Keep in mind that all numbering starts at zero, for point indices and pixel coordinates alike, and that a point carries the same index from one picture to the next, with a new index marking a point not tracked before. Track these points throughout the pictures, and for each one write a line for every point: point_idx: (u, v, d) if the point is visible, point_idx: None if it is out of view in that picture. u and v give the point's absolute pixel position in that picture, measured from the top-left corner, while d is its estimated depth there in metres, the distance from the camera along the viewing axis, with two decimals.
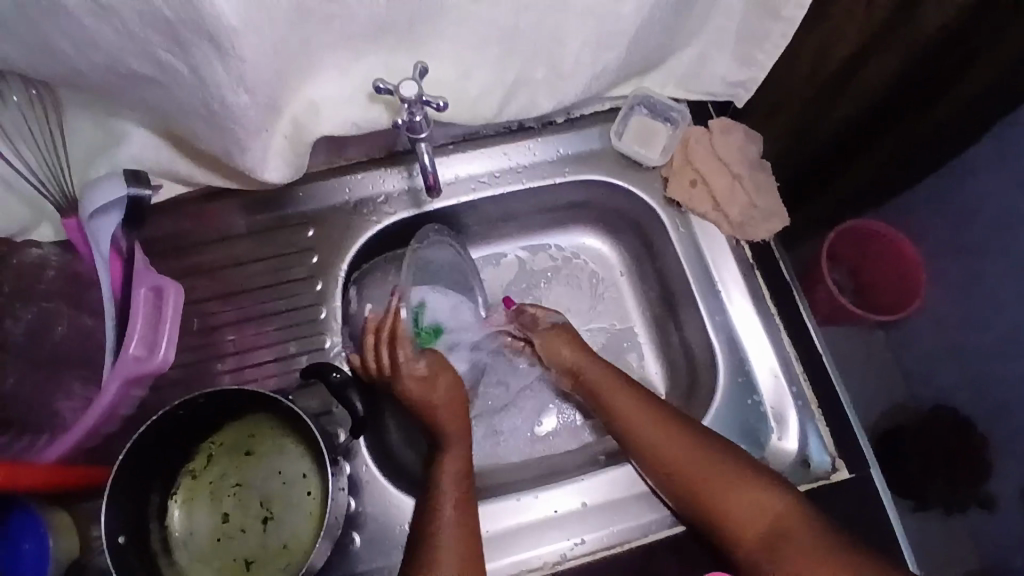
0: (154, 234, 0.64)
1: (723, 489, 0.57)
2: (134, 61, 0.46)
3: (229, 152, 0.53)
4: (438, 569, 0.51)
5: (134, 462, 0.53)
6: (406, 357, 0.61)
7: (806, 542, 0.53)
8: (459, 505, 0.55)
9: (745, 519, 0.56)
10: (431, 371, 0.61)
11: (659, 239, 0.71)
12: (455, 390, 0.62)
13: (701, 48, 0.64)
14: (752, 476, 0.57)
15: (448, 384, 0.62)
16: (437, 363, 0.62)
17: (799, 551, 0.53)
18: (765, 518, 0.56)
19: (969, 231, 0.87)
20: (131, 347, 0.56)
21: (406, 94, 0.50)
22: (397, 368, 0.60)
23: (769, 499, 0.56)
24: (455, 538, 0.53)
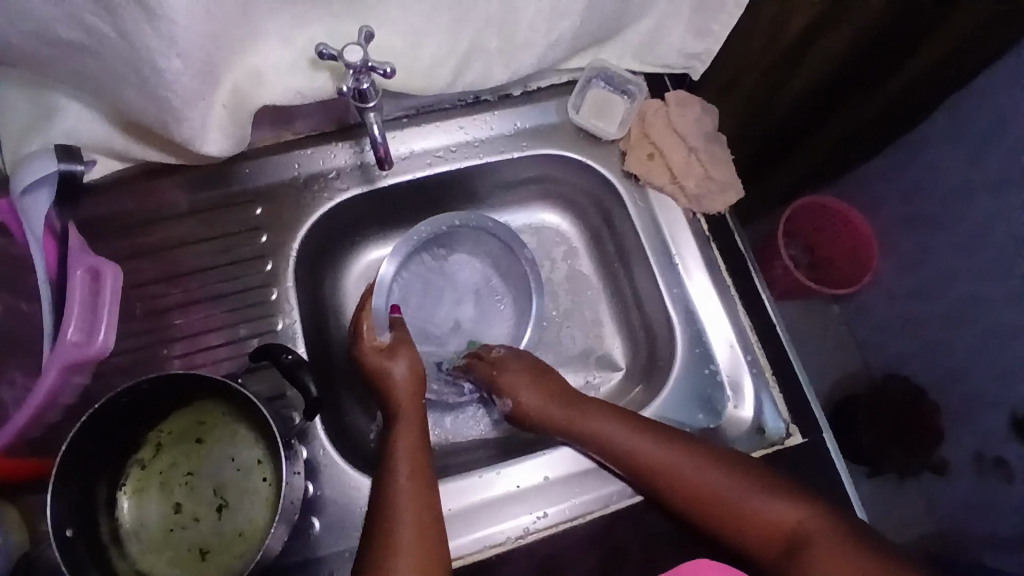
0: (91, 214, 0.61)
1: (722, 494, 0.55)
2: (59, 26, 0.43)
3: (166, 124, 0.51)
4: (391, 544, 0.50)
5: (80, 451, 0.51)
6: (370, 330, 0.63)
7: (824, 539, 0.50)
8: (415, 478, 0.54)
9: (754, 524, 0.54)
10: (393, 345, 0.61)
11: (617, 212, 0.70)
12: (418, 370, 0.61)
13: (657, 18, 0.63)
14: (752, 477, 0.56)
15: (410, 362, 0.61)
16: (402, 339, 0.62)
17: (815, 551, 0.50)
18: (772, 525, 0.53)
19: (915, 204, 0.89)
20: (69, 331, 0.53)
21: (351, 60, 0.48)
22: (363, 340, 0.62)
23: (771, 501, 0.54)
24: (411, 512, 0.52)
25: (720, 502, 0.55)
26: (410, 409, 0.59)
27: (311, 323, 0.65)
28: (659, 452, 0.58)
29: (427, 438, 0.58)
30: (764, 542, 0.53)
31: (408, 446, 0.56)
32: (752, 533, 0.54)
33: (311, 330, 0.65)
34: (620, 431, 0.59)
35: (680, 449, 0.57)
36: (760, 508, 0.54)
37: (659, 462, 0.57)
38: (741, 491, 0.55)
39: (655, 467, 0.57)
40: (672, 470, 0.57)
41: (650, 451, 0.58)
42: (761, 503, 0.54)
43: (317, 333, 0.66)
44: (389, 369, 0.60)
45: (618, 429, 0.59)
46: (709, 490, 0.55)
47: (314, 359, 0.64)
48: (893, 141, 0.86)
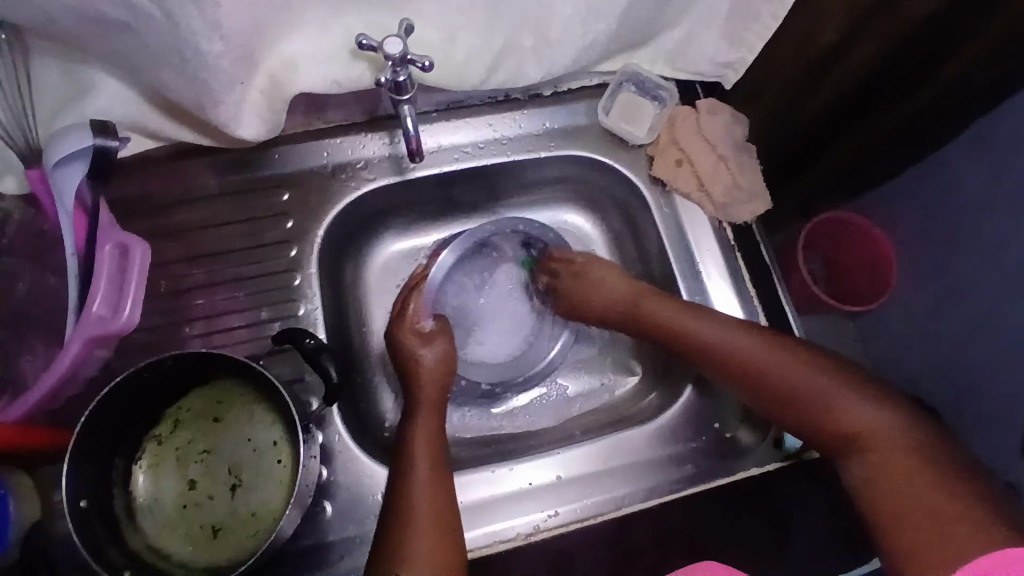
0: (122, 191, 0.62)
1: (798, 391, 0.57)
2: (105, 5, 0.44)
3: (203, 106, 0.51)
4: (409, 537, 0.50)
5: (99, 422, 0.52)
6: (415, 311, 0.63)
7: (891, 451, 0.53)
8: (433, 465, 0.55)
9: (828, 424, 0.56)
10: (432, 332, 0.63)
11: (642, 217, 0.70)
12: (449, 356, 0.62)
13: (692, 25, 0.63)
14: (835, 382, 0.57)
15: (444, 350, 0.62)
16: (441, 328, 0.63)
17: (881, 459, 0.53)
18: (842, 428, 0.55)
19: (941, 225, 0.88)
20: (95, 305, 0.54)
21: (390, 52, 0.49)
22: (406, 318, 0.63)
23: (846, 404, 0.56)
24: (427, 496, 0.53)
25: (800, 396, 0.57)
26: (432, 397, 0.60)
27: (332, 310, 0.66)
28: (738, 349, 0.60)
29: (444, 432, 0.59)
30: (829, 434, 0.56)
31: (426, 430, 0.57)
32: (821, 431, 0.57)
33: (333, 317, 0.65)
34: (697, 325, 0.61)
35: (760, 345, 0.59)
36: (839, 409, 0.56)
37: (730, 352, 0.60)
38: (812, 387, 0.57)
39: (731, 359, 0.60)
40: (750, 362, 0.59)
41: (732, 343, 0.60)
42: (842, 404, 0.56)
43: (338, 320, 0.67)
44: (420, 353, 0.61)
45: (693, 323, 0.61)
46: (784, 386, 0.58)
47: (334, 345, 0.65)
48: (919, 160, 0.85)
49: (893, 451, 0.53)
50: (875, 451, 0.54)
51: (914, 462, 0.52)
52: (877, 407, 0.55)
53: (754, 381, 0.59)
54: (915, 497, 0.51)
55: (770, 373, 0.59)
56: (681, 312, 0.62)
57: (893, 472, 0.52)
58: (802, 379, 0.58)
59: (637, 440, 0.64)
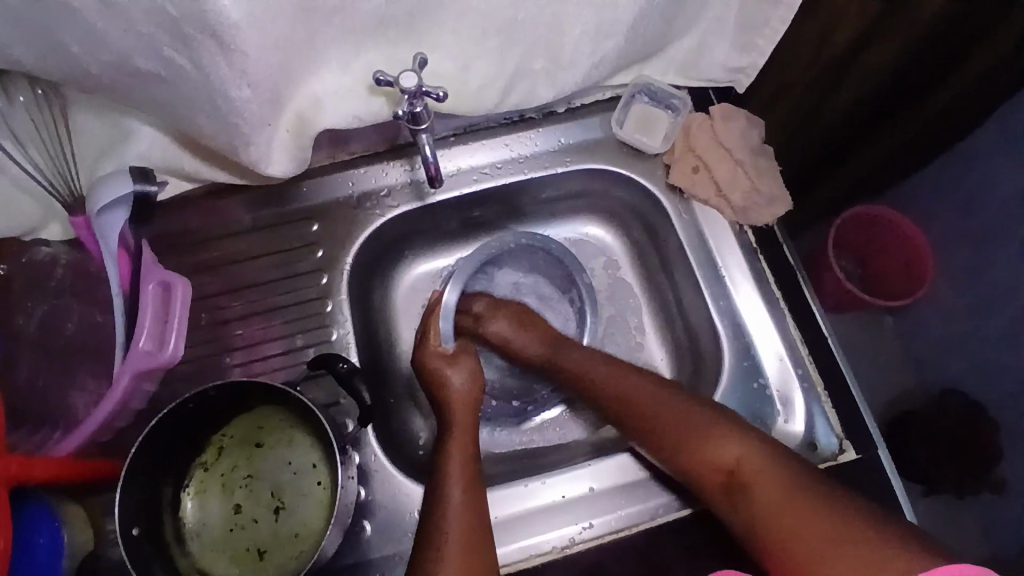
0: (161, 230, 0.65)
1: (684, 430, 0.57)
2: (141, 60, 0.47)
3: (234, 147, 0.54)
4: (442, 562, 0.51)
5: (149, 452, 0.54)
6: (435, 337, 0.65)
7: (770, 483, 0.51)
8: (467, 487, 0.55)
9: (702, 462, 0.55)
10: (455, 353, 0.64)
11: (662, 226, 0.71)
12: (476, 374, 0.63)
13: (702, 35, 0.64)
14: (720, 422, 0.56)
15: (471, 374, 0.63)
16: (463, 348, 0.65)
17: (763, 491, 0.51)
18: (720, 463, 0.54)
19: (973, 216, 0.86)
20: (141, 340, 0.56)
21: (407, 85, 0.51)
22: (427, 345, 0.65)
23: (725, 439, 0.55)
24: (459, 522, 0.53)
25: (688, 436, 0.56)
26: (464, 418, 0.61)
27: (364, 334, 0.68)
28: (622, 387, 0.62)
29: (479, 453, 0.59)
30: (714, 480, 0.55)
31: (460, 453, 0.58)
32: (703, 469, 0.55)
33: (364, 340, 0.68)
34: (599, 372, 0.63)
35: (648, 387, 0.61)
36: (718, 451, 0.55)
37: (618, 390, 0.62)
38: (693, 428, 0.57)
39: (621, 396, 0.61)
40: (626, 397, 0.61)
41: (626, 385, 0.61)
42: (722, 445, 0.55)
43: (370, 343, 0.69)
44: (447, 376, 0.62)
45: (602, 370, 0.63)
46: (673, 423, 0.58)
47: (366, 366, 0.67)
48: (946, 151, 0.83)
49: (773, 483, 0.51)
50: (752, 483, 0.52)
51: (785, 489, 0.50)
52: (757, 443, 0.54)
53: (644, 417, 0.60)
54: (787, 523, 0.48)
55: (653, 412, 0.59)
56: (572, 349, 0.66)
57: (773, 504, 0.50)
58: (685, 421, 0.57)
59: None
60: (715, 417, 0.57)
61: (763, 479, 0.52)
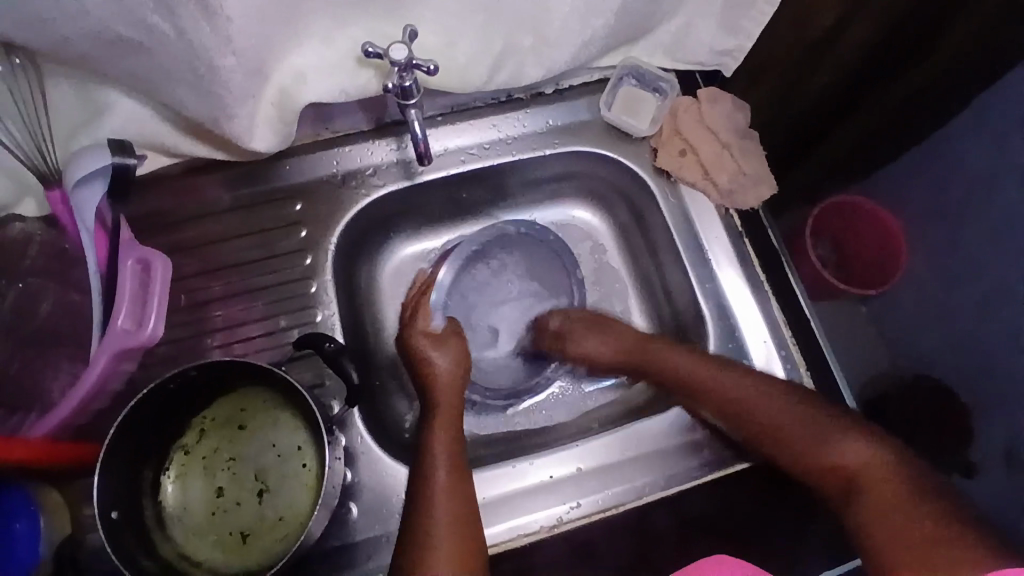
0: (139, 209, 0.63)
1: (807, 439, 0.57)
2: (119, 25, 0.45)
3: (216, 120, 0.53)
4: (433, 544, 0.51)
5: (128, 435, 0.53)
6: (424, 319, 0.65)
7: (886, 489, 0.52)
8: (453, 472, 0.55)
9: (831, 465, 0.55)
10: (443, 335, 0.64)
11: (648, 208, 0.71)
12: (460, 361, 0.63)
13: (689, 17, 0.64)
14: (831, 423, 0.57)
15: (456, 355, 0.63)
16: (452, 331, 0.65)
17: (877, 500, 0.51)
18: (839, 467, 0.55)
19: (947, 203, 0.88)
20: (119, 319, 0.55)
21: (397, 58, 0.50)
22: (415, 324, 0.65)
23: (850, 445, 0.55)
24: (449, 503, 0.53)
25: (793, 433, 0.58)
26: (449, 400, 0.61)
27: (349, 316, 0.67)
28: (744, 393, 0.60)
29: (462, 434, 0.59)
30: (830, 478, 0.55)
31: (447, 434, 0.58)
32: (820, 466, 0.56)
33: (349, 322, 0.67)
34: (709, 371, 0.62)
35: (772, 395, 0.60)
36: (834, 452, 0.55)
37: (712, 385, 0.61)
38: (797, 418, 0.58)
39: (736, 401, 0.60)
40: (731, 399, 0.61)
41: (721, 380, 0.61)
42: (835, 445, 0.56)
43: (354, 325, 0.68)
44: (432, 359, 0.62)
45: (702, 364, 0.62)
46: (793, 428, 0.58)
47: (352, 348, 0.66)
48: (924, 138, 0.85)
49: (888, 491, 0.52)
50: (873, 490, 0.52)
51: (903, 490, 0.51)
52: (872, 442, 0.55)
53: (762, 427, 0.59)
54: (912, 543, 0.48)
55: (756, 408, 0.60)
56: (670, 351, 0.65)
57: (888, 513, 0.50)
58: (788, 414, 0.59)
59: (654, 431, 0.64)
60: (819, 417, 0.58)
61: (885, 485, 0.52)
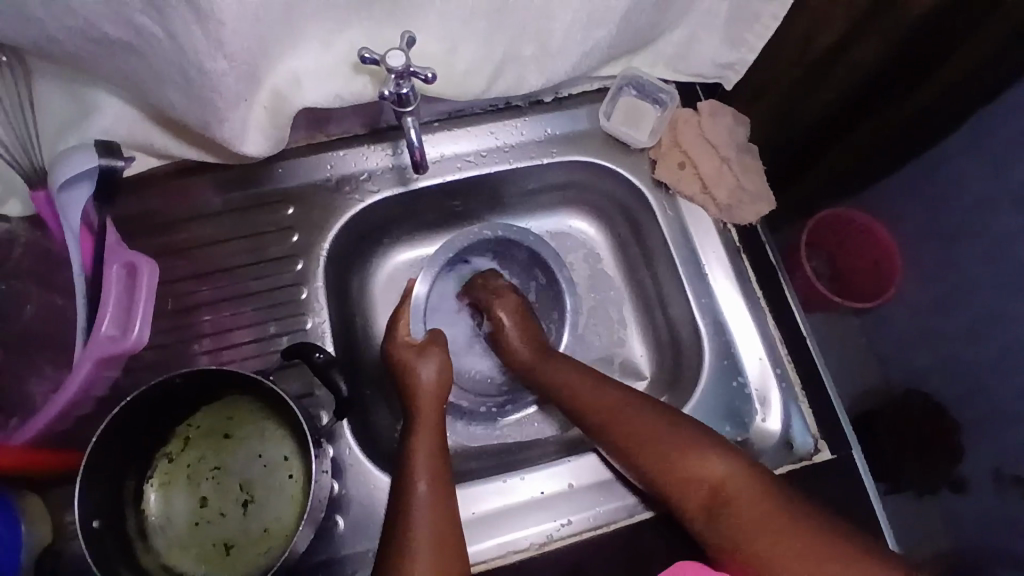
0: (127, 210, 0.62)
1: (664, 451, 0.56)
2: (108, 25, 0.44)
3: (207, 124, 0.52)
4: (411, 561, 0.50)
5: (112, 443, 0.52)
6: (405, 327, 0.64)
7: (754, 503, 0.52)
8: (434, 482, 0.54)
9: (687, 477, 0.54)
10: (424, 343, 0.63)
11: (646, 220, 0.70)
12: (445, 369, 0.62)
13: (692, 28, 0.63)
14: (705, 439, 0.56)
15: (440, 363, 0.61)
16: (431, 338, 0.63)
17: (743, 516, 0.51)
18: (704, 482, 0.54)
19: (944, 221, 0.88)
20: (103, 325, 0.53)
21: (393, 65, 0.49)
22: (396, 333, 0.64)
23: (710, 456, 0.54)
24: (428, 518, 0.52)
25: (669, 451, 0.55)
26: (428, 414, 0.59)
27: (339, 325, 0.66)
28: (611, 402, 0.60)
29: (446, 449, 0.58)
30: (694, 494, 0.54)
31: (427, 453, 0.56)
32: (691, 486, 0.54)
33: (340, 330, 0.65)
34: (588, 389, 0.61)
35: (632, 405, 0.59)
36: (702, 468, 0.54)
37: (593, 404, 0.60)
38: (674, 436, 0.56)
39: (602, 409, 0.60)
40: (615, 412, 0.59)
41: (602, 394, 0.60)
42: (706, 459, 0.54)
43: (346, 333, 0.67)
44: (416, 367, 0.61)
45: (590, 386, 0.61)
46: (650, 440, 0.56)
47: (342, 357, 0.65)
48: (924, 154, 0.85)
49: (755, 503, 0.51)
50: (736, 503, 0.52)
51: (773, 510, 0.51)
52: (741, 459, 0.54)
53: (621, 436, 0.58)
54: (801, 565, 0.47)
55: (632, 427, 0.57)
56: (557, 366, 0.64)
57: (762, 527, 0.50)
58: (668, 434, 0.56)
59: None
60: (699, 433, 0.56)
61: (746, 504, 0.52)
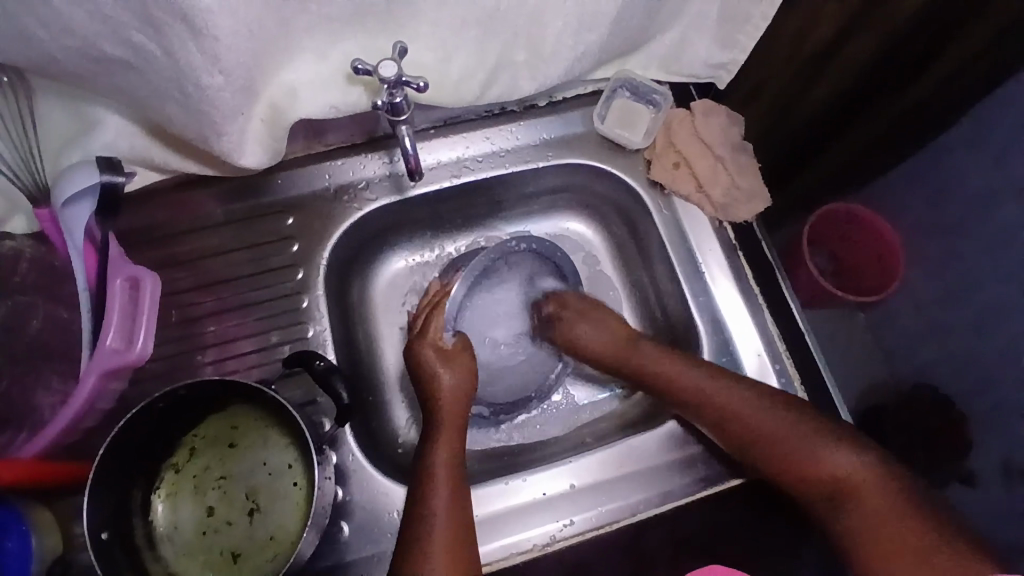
0: (129, 224, 0.63)
1: (789, 451, 0.58)
2: (106, 44, 0.45)
3: (206, 138, 0.52)
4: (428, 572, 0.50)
5: (118, 455, 0.52)
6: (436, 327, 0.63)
7: (878, 498, 0.54)
8: (453, 493, 0.55)
9: (805, 474, 0.57)
10: (454, 351, 0.63)
11: (643, 221, 0.71)
12: (467, 374, 0.62)
13: (683, 30, 0.64)
14: (825, 438, 0.57)
15: (464, 368, 0.62)
16: (461, 344, 0.64)
17: (870, 510, 0.54)
18: (832, 479, 0.56)
19: (942, 214, 0.88)
20: (108, 337, 0.54)
21: (386, 75, 0.50)
22: (427, 331, 0.63)
23: (835, 454, 0.57)
24: (446, 532, 0.52)
25: (793, 450, 0.58)
26: (451, 415, 0.60)
27: (341, 332, 0.66)
28: (733, 402, 0.60)
29: (464, 454, 0.59)
30: (822, 487, 0.57)
31: (448, 454, 0.57)
32: (818, 481, 0.57)
33: (341, 337, 0.66)
34: (683, 373, 0.62)
35: (759, 398, 0.60)
36: (826, 463, 0.56)
37: (699, 394, 0.61)
38: (792, 433, 0.58)
39: (708, 403, 0.60)
40: (726, 408, 0.60)
41: (695, 380, 0.61)
42: (829, 456, 0.56)
43: (347, 340, 0.67)
44: (437, 372, 0.61)
45: (690, 373, 0.62)
46: (787, 442, 0.58)
47: (343, 363, 0.65)
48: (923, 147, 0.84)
49: (880, 502, 0.54)
50: (863, 498, 0.55)
51: (898, 505, 0.54)
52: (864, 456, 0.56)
53: (749, 434, 0.59)
54: (883, 533, 0.53)
55: (748, 422, 0.59)
56: (656, 354, 0.64)
57: (884, 520, 0.54)
58: (777, 428, 0.58)
59: (649, 446, 0.64)
60: (819, 427, 0.58)
61: (870, 496, 0.55)
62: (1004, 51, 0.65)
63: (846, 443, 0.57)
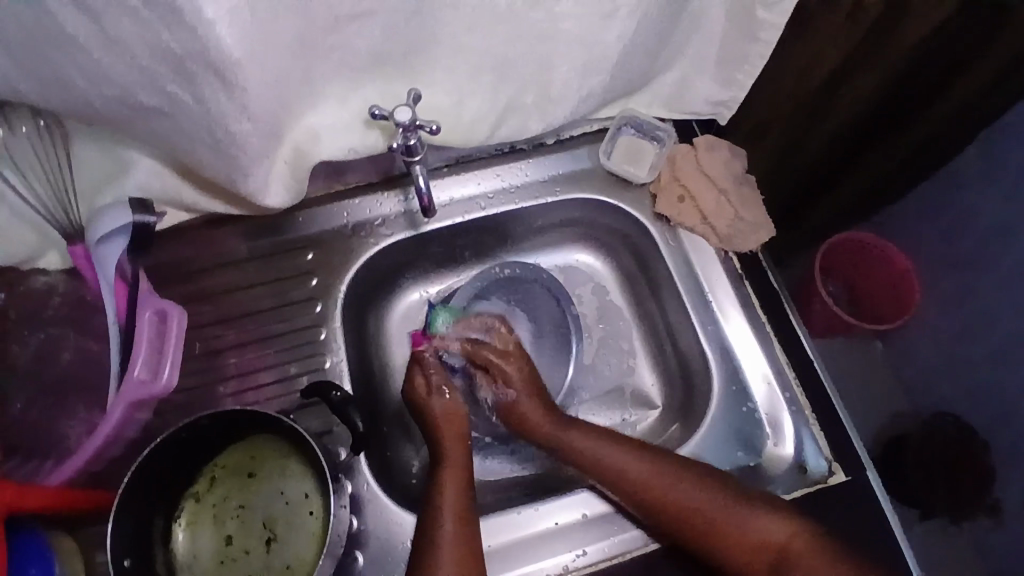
0: (157, 261, 0.66)
1: (712, 520, 0.58)
2: (142, 94, 0.48)
3: (233, 179, 0.56)
4: None
5: (141, 484, 0.54)
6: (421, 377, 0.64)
7: (811, 558, 0.55)
8: (458, 525, 0.55)
9: (735, 543, 0.58)
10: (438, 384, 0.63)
11: (650, 253, 0.72)
12: (459, 407, 0.63)
13: (684, 70, 0.66)
14: (747, 501, 0.58)
15: (450, 404, 0.62)
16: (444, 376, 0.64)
17: (805, 571, 0.55)
18: (762, 544, 0.57)
19: (951, 243, 0.89)
20: (135, 369, 0.57)
21: (401, 119, 0.53)
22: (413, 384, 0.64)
23: (760, 518, 0.57)
24: (451, 567, 0.53)
25: (714, 518, 0.58)
26: (454, 450, 0.61)
27: (357, 363, 0.68)
28: (656, 481, 0.59)
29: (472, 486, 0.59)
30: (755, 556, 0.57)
31: (452, 486, 0.58)
32: (749, 551, 0.57)
33: (357, 368, 0.68)
34: (608, 455, 0.62)
35: (677, 475, 0.60)
36: (753, 529, 0.57)
37: (624, 478, 0.60)
38: (706, 500, 0.58)
39: (633, 486, 0.60)
40: (648, 487, 0.59)
41: (618, 464, 0.61)
42: (755, 522, 0.57)
43: (363, 371, 0.69)
44: (430, 406, 0.62)
45: (611, 456, 0.61)
46: (694, 508, 0.58)
47: (359, 393, 0.67)
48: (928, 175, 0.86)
49: (816, 562, 0.55)
50: (796, 560, 0.56)
51: (831, 562, 0.55)
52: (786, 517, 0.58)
53: (674, 511, 0.59)
54: None
55: (671, 497, 0.59)
56: (576, 433, 0.63)
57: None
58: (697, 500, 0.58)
59: None
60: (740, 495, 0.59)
61: (800, 556, 0.56)
62: (1008, 82, 0.68)
63: (767, 506, 0.58)
